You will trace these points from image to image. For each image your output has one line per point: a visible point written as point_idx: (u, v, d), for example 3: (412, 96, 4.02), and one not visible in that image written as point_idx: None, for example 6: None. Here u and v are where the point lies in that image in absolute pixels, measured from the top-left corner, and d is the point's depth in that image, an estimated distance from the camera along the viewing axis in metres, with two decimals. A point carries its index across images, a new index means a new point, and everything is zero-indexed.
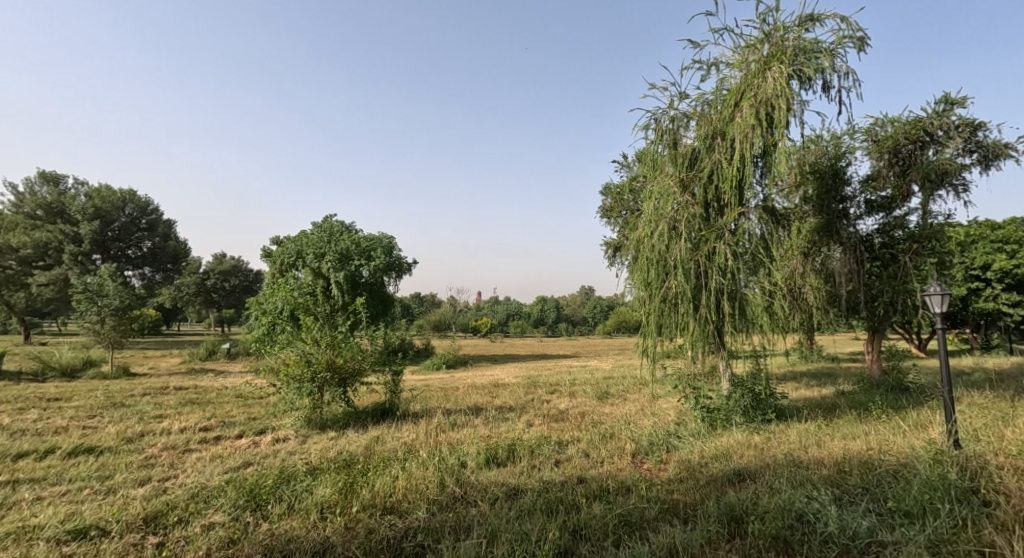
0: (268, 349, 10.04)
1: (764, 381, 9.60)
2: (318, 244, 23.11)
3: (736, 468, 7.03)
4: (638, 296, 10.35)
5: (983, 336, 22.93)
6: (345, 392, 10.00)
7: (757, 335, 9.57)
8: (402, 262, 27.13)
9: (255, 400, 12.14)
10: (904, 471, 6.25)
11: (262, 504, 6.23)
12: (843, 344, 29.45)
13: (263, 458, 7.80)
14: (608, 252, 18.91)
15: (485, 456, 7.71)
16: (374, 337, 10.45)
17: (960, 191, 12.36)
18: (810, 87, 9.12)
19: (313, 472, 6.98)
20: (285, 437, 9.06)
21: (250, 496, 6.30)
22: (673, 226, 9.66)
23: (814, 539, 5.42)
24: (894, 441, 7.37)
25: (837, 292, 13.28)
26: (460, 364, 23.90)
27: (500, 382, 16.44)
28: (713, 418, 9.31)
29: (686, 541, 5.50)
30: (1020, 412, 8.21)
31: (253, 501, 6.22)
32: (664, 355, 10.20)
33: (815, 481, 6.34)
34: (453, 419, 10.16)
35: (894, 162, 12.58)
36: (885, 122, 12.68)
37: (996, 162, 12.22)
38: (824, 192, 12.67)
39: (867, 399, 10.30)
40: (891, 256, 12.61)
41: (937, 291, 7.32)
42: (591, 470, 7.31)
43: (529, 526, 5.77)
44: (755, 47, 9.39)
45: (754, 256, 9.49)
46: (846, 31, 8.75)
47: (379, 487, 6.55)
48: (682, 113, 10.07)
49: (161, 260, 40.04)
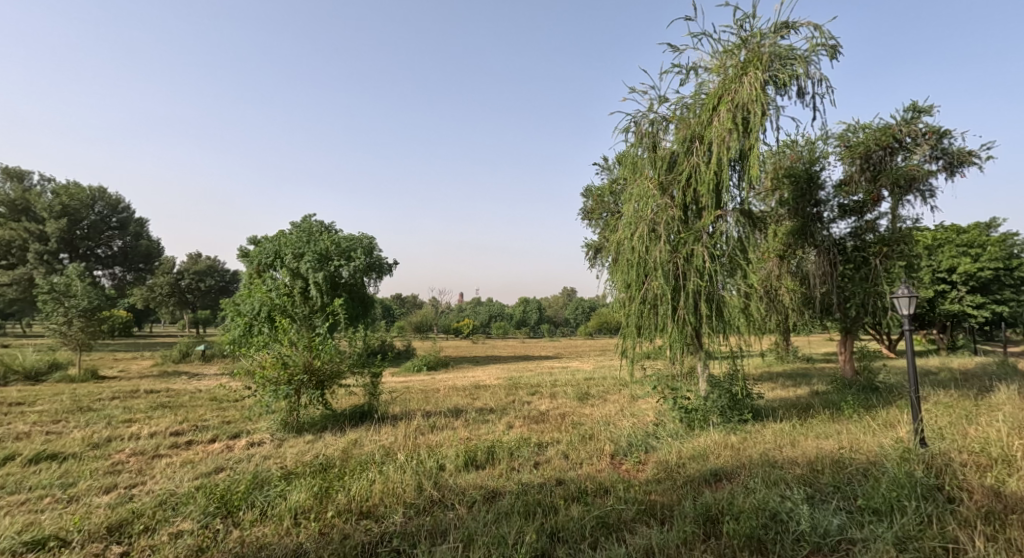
0: (243, 351, 9.85)
1: (742, 381, 9.70)
2: (297, 244, 22.77)
3: (713, 468, 7.10)
4: (618, 297, 10.41)
5: (949, 337, 23.61)
6: (323, 395, 9.90)
7: (734, 336, 9.69)
8: (382, 262, 26.92)
9: (229, 403, 11.92)
10: (873, 469, 6.38)
11: (233, 510, 6.11)
12: (816, 345, 30.19)
13: (236, 463, 7.63)
14: (590, 254, 18.99)
15: (464, 459, 7.66)
16: (354, 339, 10.35)
17: (927, 196, 12.68)
18: (785, 93, 9.28)
19: (287, 477, 6.86)
20: (260, 441, 8.92)
21: (221, 502, 6.16)
22: (652, 229, 9.75)
23: (786, 539, 5.48)
24: (864, 441, 7.48)
25: (812, 294, 13.44)
26: (441, 365, 23.86)
27: (481, 383, 16.53)
28: (691, 418, 9.38)
29: (662, 542, 5.53)
30: (984, 411, 8.42)
31: (223, 508, 6.09)
32: (643, 356, 10.29)
33: (788, 480, 6.42)
34: (433, 421, 10.11)
35: (865, 167, 12.82)
36: (857, 128, 12.97)
37: (961, 168, 12.56)
38: (799, 196, 12.89)
39: (839, 399, 10.49)
40: (863, 258, 12.89)
41: (905, 293, 7.47)
42: (570, 472, 7.34)
43: (507, 529, 5.74)
44: (732, 53, 9.54)
45: (731, 259, 9.58)
46: (819, 39, 8.93)
47: (356, 492, 6.48)
48: (661, 116, 10.17)
49: (133, 259, 39.72)
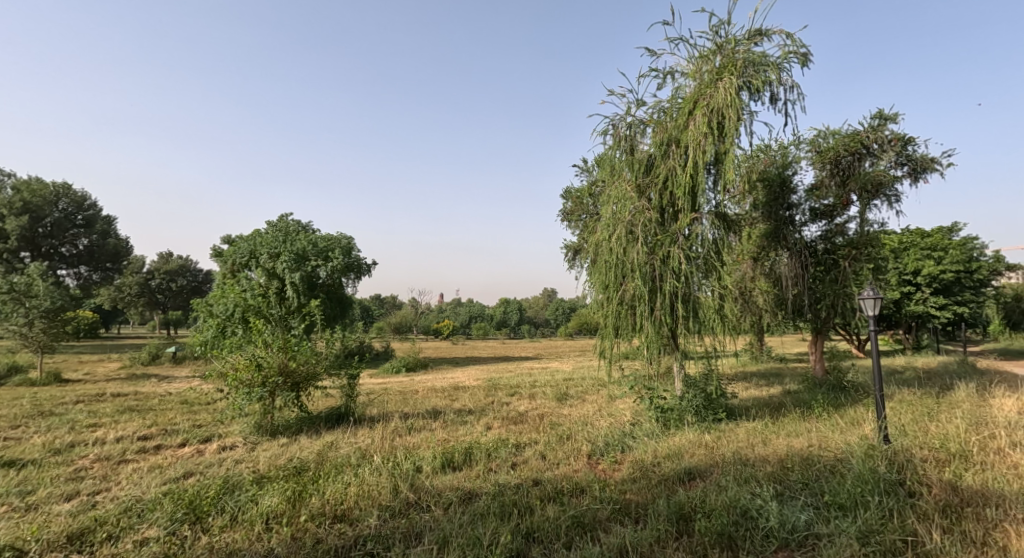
0: (216, 353, 9.69)
1: (716, 381, 9.88)
2: (273, 244, 22.47)
3: (687, 467, 7.19)
4: (596, 298, 10.49)
5: (914, 336, 24.31)
6: (298, 397, 9.78)
7: (709, 337, 9.84)
8: (361, 262, 26.73)
9: (201, 406, 11.72)
10: (839, 466, 6.55)
11: (202, 516, 6.00)
12: (788, 345, 30.84)
13: (207, 467, 7.50)
14: (569, 256, 19.12)
15: (441, 460, 7.64)
16: (331, 340, 10.25)
17: (893, 201, 13.07)
18: (758, 98, 9.48)
19: (259, 481, 6.77)
20: (233, 445, 8.79)
21: (189, 508, 6.05)
22: (630, 231, 9.83)
23: (755, 535, 5.58)
24: (832, 438, 7.69)
25: (784, 296, 13.65)
26: (421, 366, 23.71)
27: (461, 384, 16.51)
28: (667, 418, 9.49)
29: (635, 540, 5.58)
30: (945, 408, 8.69)
31: (192, 514, 5.98)
32: (621, 356, 10.38)
33: (759, 477, 6.55)
34: (411, 423, 10.07)
35: (835, 172, 13.11)
36: (827, 134, 13.25)
37: (924, 174, 12.96)
38: (771, 200, 13.09)
39: (810, 399, 10.70)
40: (833, 261, 13.19)
41: (871, 295, 7.68)
42: (547, 472, 7.38)
43: (481, 530, 5.74)
44: (708, 58, 9.70)
45: (706, 261, 9.71)
46: (791, 46, 9.13)
47: (330, 495, 6.43)
48: (639, 119, 10.29)
49: (100, 259, 38.66)
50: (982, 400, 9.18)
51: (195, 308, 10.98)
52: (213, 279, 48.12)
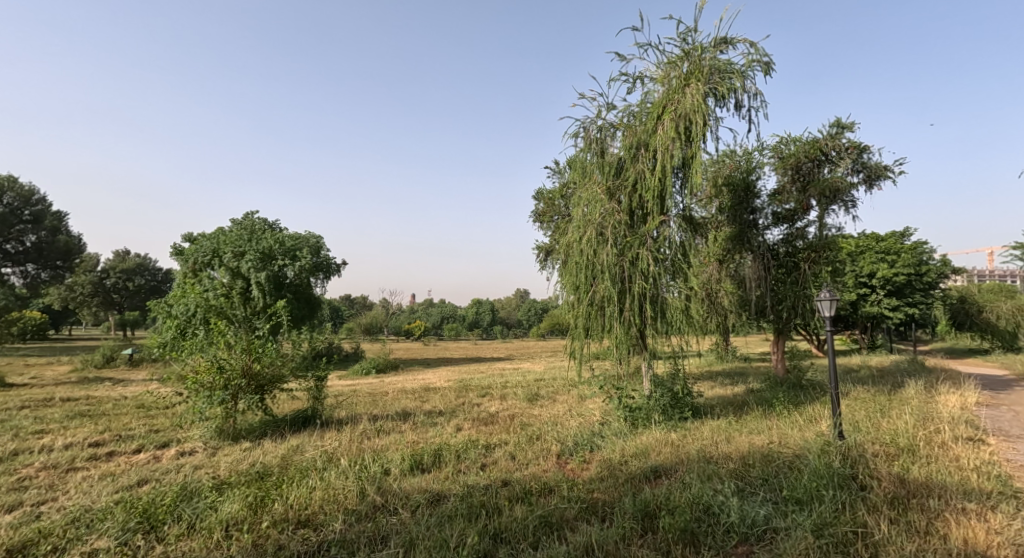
0: (175, 355, 9.34)
1: (683, 381, 10.05)
2: (237, 243, 21.91)
3: (653, 465, 7.31)
4: (568, 299, 10.56)
5: (869, 336, 25.18)
6: (262, 400, 9.59)
7: (676, 337, 10.00)
8: (330, 263, 26.47)
9: (158, 411, 11.39)
10: (797, 462, 6.75)
11: (156, 525, 5.85)
12: (752, 345, 31.58)
13: (163, 474, 7.31)
14: (541, 257, 19.22)
15: (410, 463, 7.60)
16: (297, 342, 10.06)
17: (850, 206, 13.50)
18: (723, 105, 9.71)
19: (219, 488, 6.61)
20: (192, 450, 8.57)
21: (143, 517, 5.89)
22: (600, 232, 9.93)
23: (717, 530, 5.70)
24: (791, 435, 7.92)
25: (748, 297, 13.97)
26: (391, 368, 23.48)
27: (431, 386, 16.43)
28: (635, 417, 9.63)
29: (601, 539, 5.63)
30: (896, 404, 9.05)
31: (146, 523, 5.82)
32: (591, 356, 10.48)
33: (722, 474, 6.70)
34: (380, 425, 9.97)
35: (796, 178, 13.50)
36: (788, 141, 13.60)
37: (878, 181, 13.43)
38: (736, 204, 13.38)
39: (771, 397, 11.00)
40: (793, 263, 13.58)
41: (827, 296, 7.94)
42: (516, 473, 7.40)
43: (447, 532, 5.73)
44: (676, 64, 9.87)
45: (673, 263, 9.87)
46: (754, 55, 9.40)
47: (293, 500, 6.33)
48: (609, 123, 10.42)
49: (49, 256, 36.82)
50: (929, 397, 9.58)
51: (151, 309, 10.47)
52: (172, 280, 47.13)
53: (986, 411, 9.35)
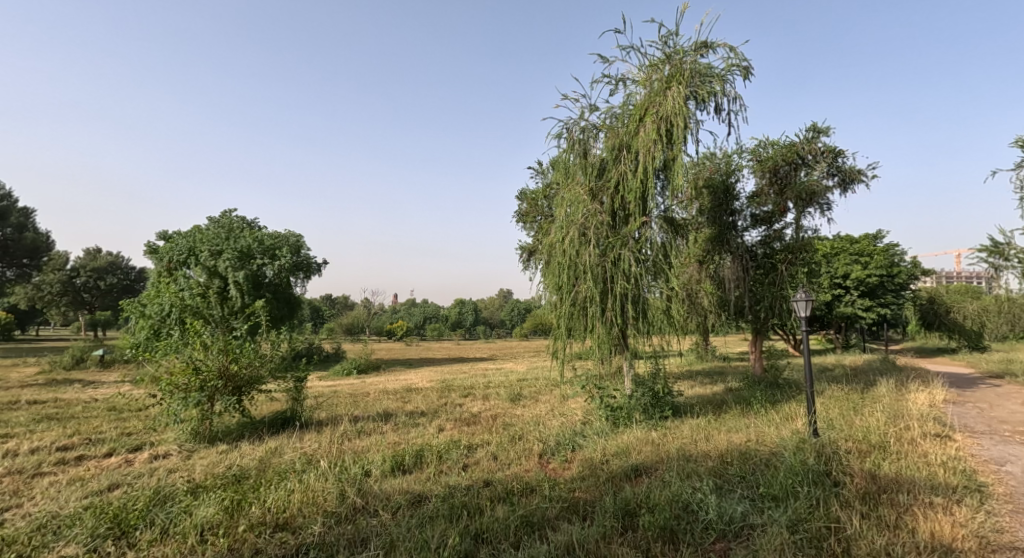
0: (148, 356, 9.20)
1: (663, 380, 10.18)
2: (214, 241, 21.63)
3: (634, 464, 7.40)
4: (550, 300, 10.62)
5: (844, 336, 25.70)
6: (239, 402, 9.49)
7: (657, 336, 10.12)
8: (311, 262, 26.26)
9: (131, 413, 11.21)
10: (774, 459, 6.89)
11: (128, 530, 5.78)
12: (731, 345, 32.06)
13: (135, 478, 7.21)
14: (523, 257, 19.27)
15: (391, 464, 7.60)
16: (276, 342, 9.97)
17: (825, 209, 13.77)
18: (704, 108, 9.87)
19: (194, 491, 6.54)
20: (166, 453, 8.46)
21: (114, 522, 5.81)
22: (583, 233, 10.01)
23: (695, 528, 5.80)
24: (769, 433, 8.08)
25: (727, 298, 14.17)
26: (372, 368, 23.37)
27: (412, 386, 16.40)
28: (616, 416, 9.73)
29: (582, 538, 5.69)
30: (869, 402, 9.28)
31: (117, 528, 5.75)
32: (574, 356, 10.56)
33: (701, 472, 6.81)
34: (361, 426, 9.93)
35: (774, 181, 13.73)
36: (767, 144, 13.83)
37: (852, 185, 13.72)
38: (716, 206, 13.59)
39: (749, 396, 11.21)
40: (771, 264, 13.82)
41: (803, 296, 8.12)
42: (498, 473, 7.43)
43: (429, 533, 5.75)
44: (657, 67, 10.00)
45: (655, 263, 9.99)
46: (734, 59, 9.56)
47: (271, 503, 6.29)
48: (592, 124, 10.51)
49: (14, 253, 35.29)
50: (900, 395, 9.84)
51: (125, 309, 10.30)
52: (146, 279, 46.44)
53: (953, 408, 9.64)
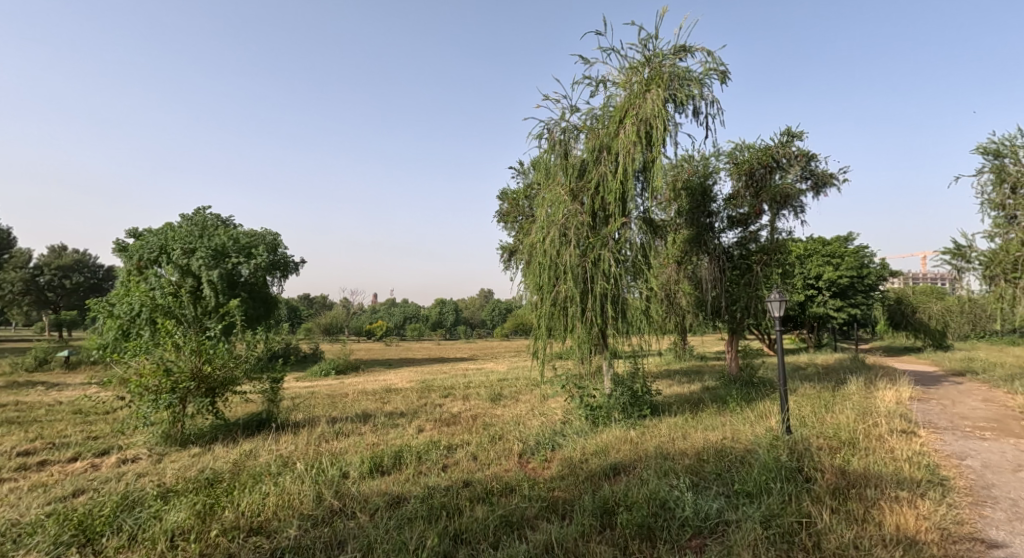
0: (116, 357, 9.02)
1: (642, 379, 10.32)
2: (186, 239, 21.26)
3: (612, 463, 7.49)
4: (531, 300, 10.66)
5: (816, 335, 26.26)
6: (213, 403, 9.37)
7: (636, 336, 10.25)
8: (288, 261, 25.99)
9: (98, 416, 10.98)
10: (748, 457, 7.04)
11: (93, 537, 5.68)
12: (708, 344, 32.50)
13: (102, 484, 7.08)
14: (504, 256, 19.29)
15: (369, 465, 7.58)
16: (251, 343, 9.87)
17: (799, 211, 14.06)
18: (682, 111, 10.02)
19: (164, 496, 6.44)
20: (135, 457, 8.32)
21: (78, 529, 5.70)
22: (563, 234, 10.08)
23: (672, 525, 5.89)
24: (744, 430, 8.24)
25: (704, 298, 14.38)
26: (351, 369, 23.21)
27: (392, 386, 16.34)
28: (596, 415, 9.83)
29: (560, 536, 5.75)
30: (840, 400, 9.53)
31: (81, 536, 5.65)
32: (554, 356, 10.63)
33: (678, 470, 6.93)
34: (339, 427, 9.88)
35: (750, 184, 13.95)
36: (743, 147, 14.08)
37: (825, 189, 14.04)
38: (694, 207, 13.79)
39: (725, 394, 11.41)
40: (747, 265, 14.08)
41: (777, 297, 8.30)
42: (478, 473, 7.46)
43: (407, 534, 5.75)
44: (637, 69, 10.12)
45: (634, 263, 10.12)
46: (711, 64, 9.73)
47: (245, 507, 6.23)
48: (573, 125, 10.60)
49: None
50: (869, 392, 10.12)
51: (92, 308, 10.07)
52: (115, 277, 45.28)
53: (919, 405, 9.96)
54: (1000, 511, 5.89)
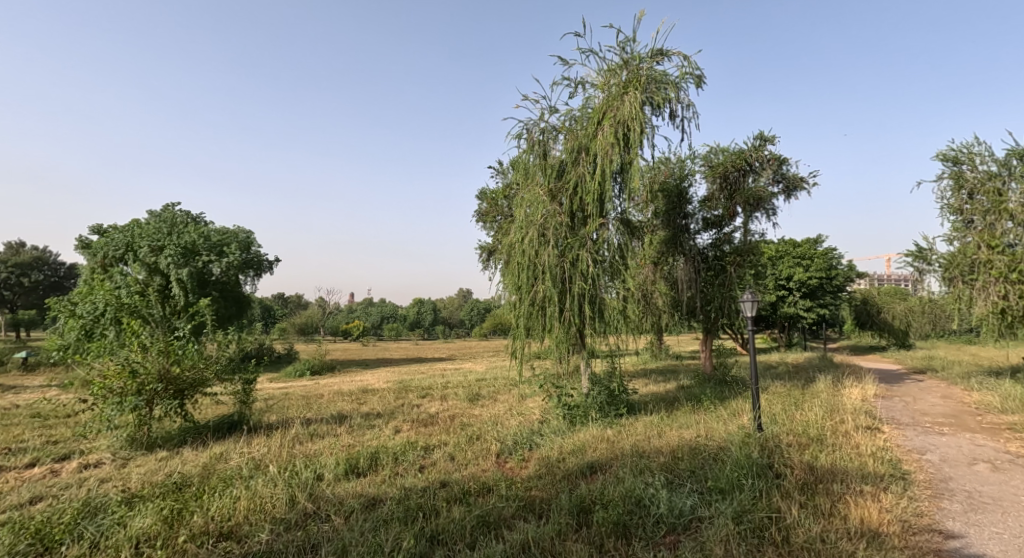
0: (79, 359, 8.79)
1: (619, 378, 10.47)
2: (154, 236, 20.80)
3: (589, 462, 7.59)
4: (509, 300, 10.71)
5: (786, 335, 26.84)
6: (181, 406, 9.24)
7: (613, 336, 10.37)
8: (261, 259, 25.63)
9: (58, 420, 10.72)
10: (721, 454, 7.20)
11: (52, 546, 5.58)
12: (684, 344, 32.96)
13: (61, 490, 6.93)
14: (483, 256, 19.32)
15: (345, 467, 7.55)
16: (222, 344, 9.72)
17: (771, 214, 14.37)
18: (659, 114, 10.17)
19: (128, 502, 6.34)
20: (97, 462, 8.17)
21: (36, 538, 5.58)
22: (542, 234, 10.15)
23: (647, 522, 6.00)
24: (717, 428, 8.41)
25: (679, 299, 14.61)
26: (326, 369, 23.00)
27: (368, 387, 16.24)
28: (574, 414, 9.92)
29: (537, 536, 5.81)
30: (809, 398, 9.79)
31: (40, 544, 5.53)
32: (532, 356, 10.69)
33: (653, 468, 7.05)
34: (314, 429, 9.80)
35: (724, 187, 14.21)
36: (718, 150, 14.35)
37: (796, 192, 14.38)
38: (670, 209, 14.01)
39: (700, 393, 11.63)
40: (721, 266, 14.36)
41: (749, 297, 8.49)
42: (455, 474, 7.48)
43: (382, 537, 5.76)
44: (615, 72, 10.25)
45: (611, 264, 10.25)
46: (687, 68, 9.90)
47: (215, 511, 6.15)
48: (552, 126, 10.68)
49: None
50: (836, 390, 10.42)
51: (53, 307, 9.80)
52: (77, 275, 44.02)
53: (883, 402, 10.29)
54: (956, 502, 6.14)
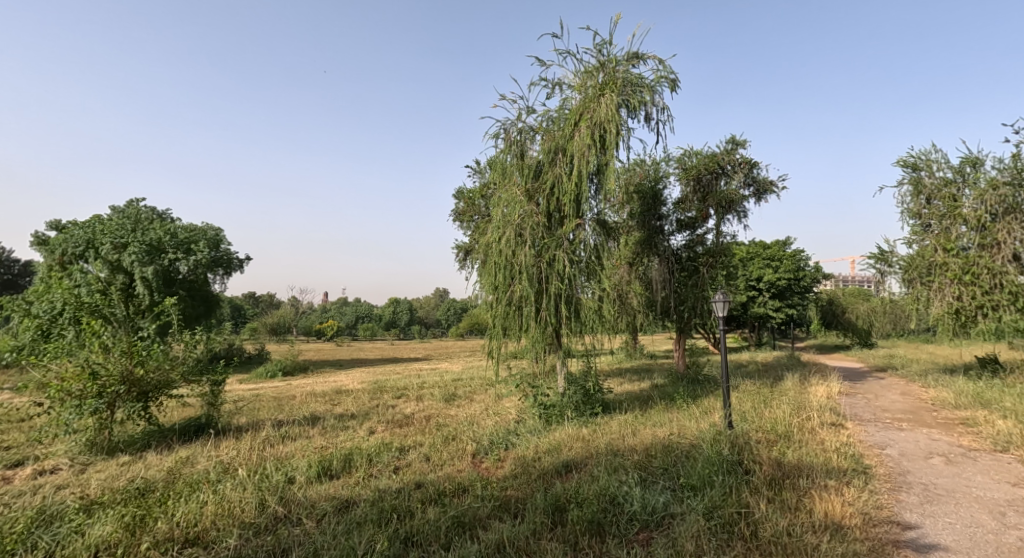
0: (35, 360, 8.55)
1: (594, 378, 10.60)
2: (117, 233, 20.26)
3: (564, 461, 7.67)
4: (486, 300, 10.74)
5: (756, 335, 27.41)
6: (145, 408, 9.09)
7: (589, 336, 10.49)
8: (231, 258, 25.19)
9: (13, 424, 10.40)
10: (693, 451, 7.35)
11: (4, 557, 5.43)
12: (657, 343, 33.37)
13: (16, 498, 6.74)
14: (459, 256, 19.31)
15: (317, 469, 7.51)
16: (188, 344, 9.55)
17: (742, 216, 14.67)
18: (635, 116, 10.31)
19: (87, 509, 6.20)
20: (54, 468, 7.99)
21: None
22: (519, 234, 10.21)
23: (620, 519, 6.11)
24: (689, 426, 8.58)
25: (654, 299, 14.82)
26: (299, 370, 22.73)
27: (342, 387, 16.11)
28: (549, 413, 10.00)
29: (512, 535, 5.87)
30: (777, 396, 10.05)
31: None
32: (508, 356, 10.74)
33: (627, 466, 7.17)
34: (286, 431, 9.70)
35: (697, 189, 14.46)
36: (691, 153, 14.59)
37: (766, 195, 14.70)
38: (645, 210, 14.20)
39: (673, 391, 11.84)
40: (694, 267, 14.61)
41: (721, 297, 8.68)
42: (430, 475, 7.50)
43: (356, 539, 5.75)
44: (592, 74, 10.38)
45: (588, 264, 10.37)
46: (662, 72, 10.07)
47: (181, 516, 6.05)
48: (529, 126, 10.75)
49: None
50: (803, 388, 10.72)
51: (8, 305, 9.49)
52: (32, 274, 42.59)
53: (847, 399, 10.62)
54: (914, 495, 6.38)
